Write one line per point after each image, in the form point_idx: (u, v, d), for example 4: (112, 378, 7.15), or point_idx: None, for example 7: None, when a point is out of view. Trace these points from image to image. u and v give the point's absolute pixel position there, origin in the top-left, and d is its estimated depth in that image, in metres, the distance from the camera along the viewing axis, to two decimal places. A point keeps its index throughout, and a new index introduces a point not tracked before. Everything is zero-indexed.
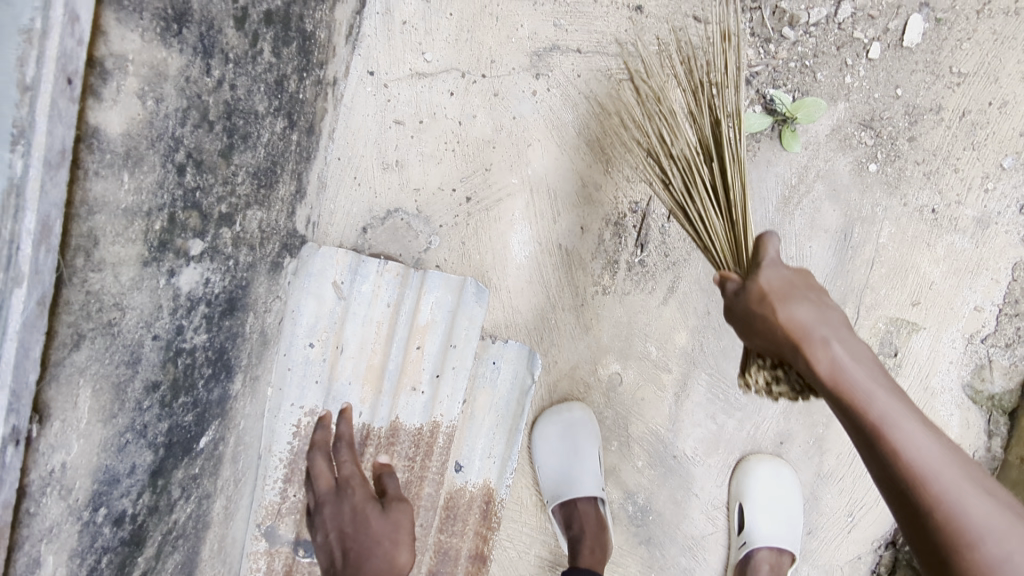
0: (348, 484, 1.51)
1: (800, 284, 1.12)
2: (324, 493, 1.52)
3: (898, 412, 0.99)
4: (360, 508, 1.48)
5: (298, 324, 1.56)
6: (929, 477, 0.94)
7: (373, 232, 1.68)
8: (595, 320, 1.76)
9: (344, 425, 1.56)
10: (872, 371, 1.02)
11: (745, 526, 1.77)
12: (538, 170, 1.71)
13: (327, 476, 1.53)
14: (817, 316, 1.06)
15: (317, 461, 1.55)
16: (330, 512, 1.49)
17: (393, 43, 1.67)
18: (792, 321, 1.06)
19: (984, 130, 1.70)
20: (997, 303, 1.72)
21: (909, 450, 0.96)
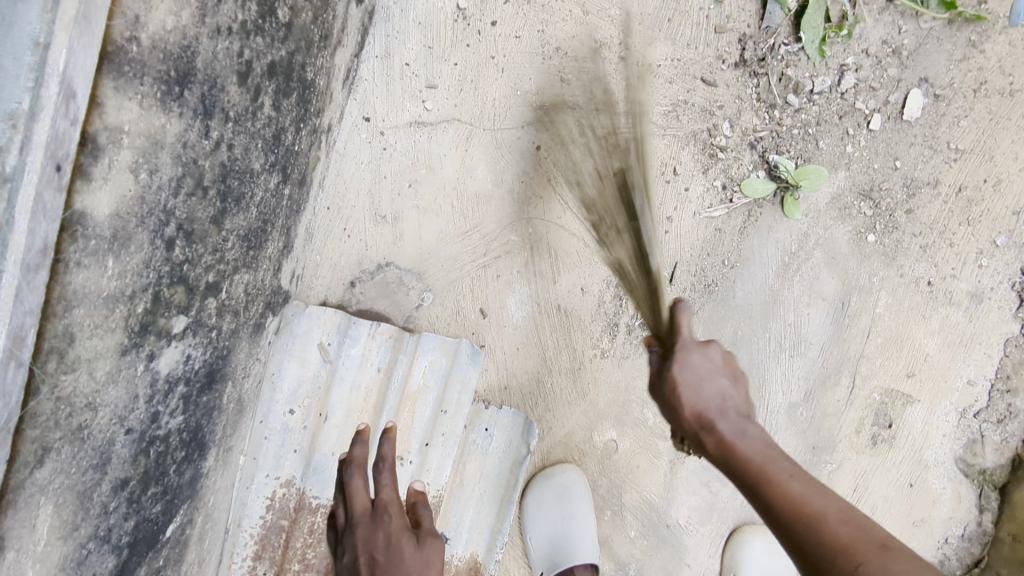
0: (387, 507, 1.21)
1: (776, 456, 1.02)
2: (357, 514, 1.22)
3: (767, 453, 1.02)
4: (398, 539, 1.18)
5: (277, 388, 1.43)
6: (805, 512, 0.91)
7: (362, 286, 1.58)
8: (592, 384, 1.69)
9: (388, 445, 1.29)
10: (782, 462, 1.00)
11: None
12: (538, 228, 1.64)
13: (363, 496, 1.25)
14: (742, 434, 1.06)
15: (354, 478, 1.27)
16: (362, 535, 1.19)
17: (391, 88, 1.58)
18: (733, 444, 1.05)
19: (978, 207, 1.71)
20: (989, 378, 1.72)
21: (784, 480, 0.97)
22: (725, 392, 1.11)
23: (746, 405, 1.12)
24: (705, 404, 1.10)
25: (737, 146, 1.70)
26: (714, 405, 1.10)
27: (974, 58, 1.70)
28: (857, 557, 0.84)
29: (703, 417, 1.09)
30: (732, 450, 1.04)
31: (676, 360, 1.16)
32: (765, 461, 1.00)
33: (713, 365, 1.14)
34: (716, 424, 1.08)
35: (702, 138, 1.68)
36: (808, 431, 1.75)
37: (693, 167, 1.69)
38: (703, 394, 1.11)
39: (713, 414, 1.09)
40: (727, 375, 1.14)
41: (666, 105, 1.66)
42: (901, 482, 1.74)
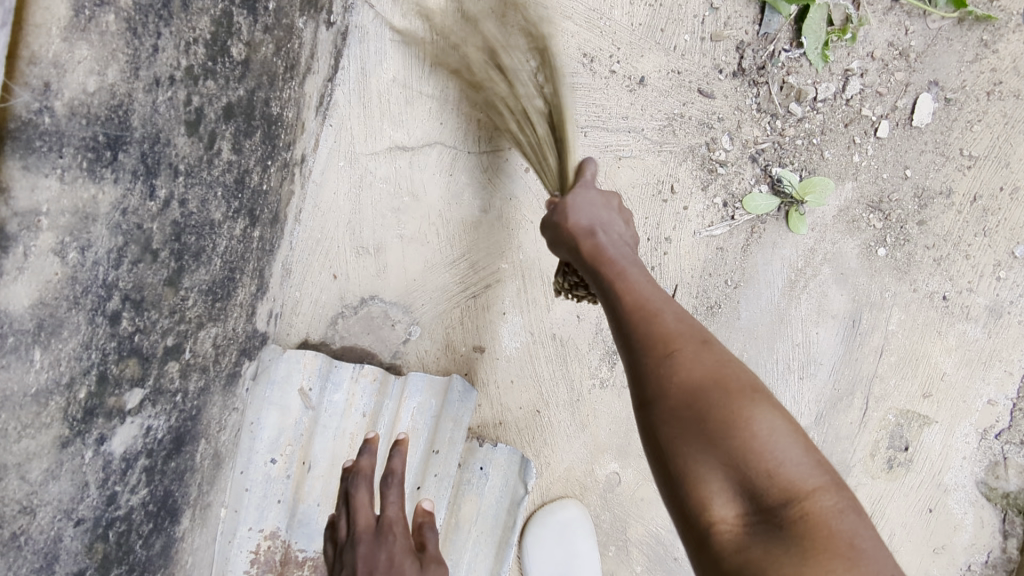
0: (392, 527, 1.19)
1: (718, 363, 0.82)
2: (360, 530, 1.18)
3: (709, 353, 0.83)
4: (401, 561, 1.15)
5: (257, 438, 1.36)
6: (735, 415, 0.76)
7: (345, 322, 1.51)
8: (592, 415, 1.61)
9: (399, 458, 1.26)
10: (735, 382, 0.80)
11: None
12: (530, 254, 1.55)
13: (368, 512, 1.20)
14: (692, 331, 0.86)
15: (359, 490, 1.22)
16: (363, 552, 1.14)
17: (369, 111, 1.49)
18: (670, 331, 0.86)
19: (995, 217, 1.61)
20: (1011, 397, 1.62)
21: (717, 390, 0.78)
22: (616, 223, 1.10)
23: (632, 240, 1.12)
24: (589, 218, 1.09)
25: (737, 159, 1.61)
26: (597, 222, 1.08)
27: (986, 58, 1.60)
28: (677, 341, 0.84)
29: (589, 227, 1.07)
30: (603, 255, 1.02)
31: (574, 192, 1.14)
32: (619, 262, 1.00)
33: (605, 204, 1.13)
34: (596, 237, 1.06)
35: (701, 153, 1.59)
36: (821, 455, 1.68)
37: (691, 184, 1.60)
38: (587, 211, 1.10)
39: (595, 228, 1.07)
40: (603, 207, 1.12)
41: (661, 120, 1.57)
42: (920, 506, 1.65)
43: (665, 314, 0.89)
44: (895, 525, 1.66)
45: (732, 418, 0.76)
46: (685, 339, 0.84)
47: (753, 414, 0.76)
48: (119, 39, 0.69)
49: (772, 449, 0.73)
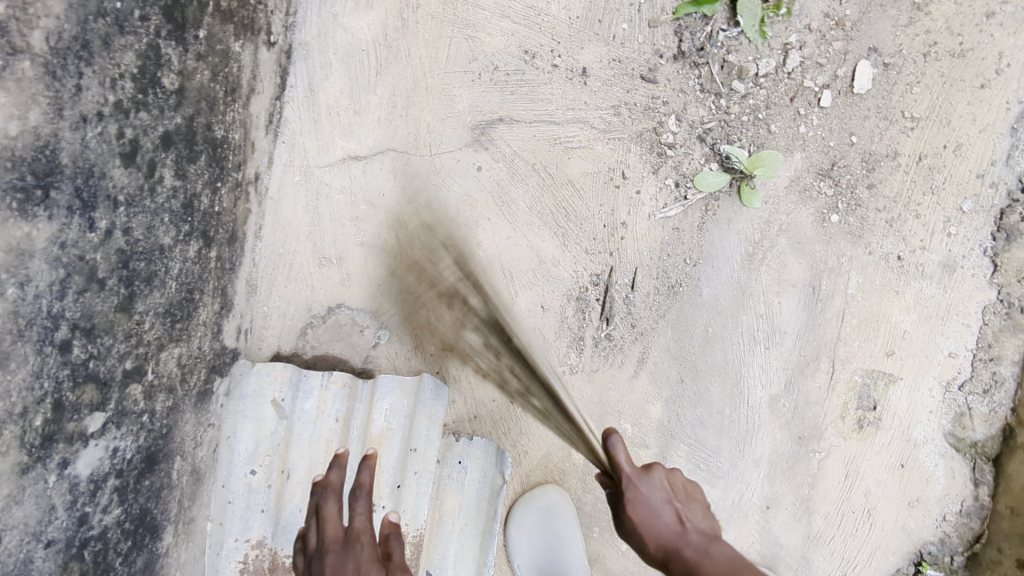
0: (360, 535, 1.09)
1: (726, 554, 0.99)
2: (330, 540, 1.09)
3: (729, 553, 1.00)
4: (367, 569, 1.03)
5: (235, 451, 1.40)
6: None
7: (315, 332, 1.55)
8: (565, 402, 1.65)
9: (368, 471, 1.20)
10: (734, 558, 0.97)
11: None
12: (489, 250, 1.58)
13: (337, 523, 1.12)
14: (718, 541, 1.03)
15: (329, 502, 1.15)
16: (329, 564, 1.04)
17: (320, 125, 1.52)
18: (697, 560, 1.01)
19: (942, 174, 1.64)
20: (970, 348, 1.65)
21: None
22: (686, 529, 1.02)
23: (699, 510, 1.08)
24: (654, 529, 1.04)
25: (685, 141, 1.64)
26: (673, 536, 1.02)
27: (920, 21, 1.63)
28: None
29: (667, 549, 1.02)
30: (681, 555, 1.03)
31: (626, 496, 1.09)
32: (728, 565, 0.95)
33: (661, 492, 1.08)
34: (681, 551, 1.00)
35: (649, 137, 1.62)
36: (793, 421, 1.72)
37: (643, 168, 1.63)
38: (660, 527, 1.03)
39: (676, 543, 1.01)
40: (674, 497, 1.08)
41: (607, 109, 1.59)
42: (892, 463, 1.70)
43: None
44: (869, 483, 1.71)
45: None
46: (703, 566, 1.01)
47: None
48: (38, 84, 0.77)
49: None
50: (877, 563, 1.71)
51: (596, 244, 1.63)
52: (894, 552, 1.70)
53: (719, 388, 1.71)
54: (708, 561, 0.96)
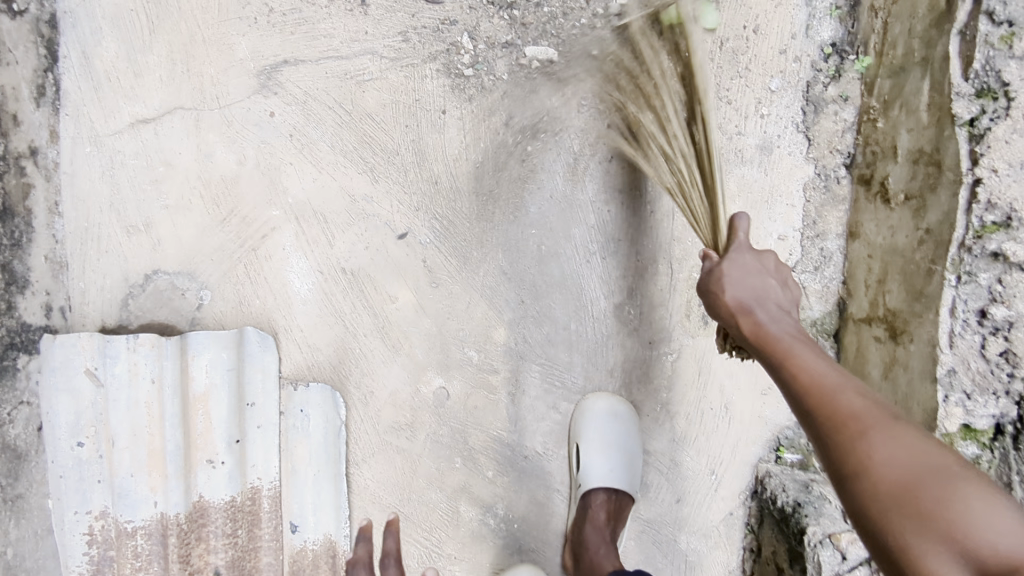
0: None
1: (803, 344, 1.06)
2: None
3: (810, 355, 1.03)
4: None
5: (56, 427, 1.42)
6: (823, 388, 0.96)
7: (135, 301, 1.55)
8: (403, 338, 1.65)
9: (391, 539, 1.46)
10: (828, 362, 1.01)
11: (581, 468, 1.65)
12: (298, 196, 1.58)
13: None
14: (793, 336, 1.07)
15: None
16: None
17: (102, 94, 1.52)
18: (783, 350, 1.05)
19: (745, 56, 1.60)
20: (798, 228, 1.62)
21: (805, 369, 1.00)
22: (775, 290, 1.16)
23: (788, 301, 1.17)
24: (746, 293, 1.14)
25: (484, 58, 1.60)
26: (753, 296, 1.14)
27: None
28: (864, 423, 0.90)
29: (744, 304, 1.14)
30: (764, 334, 1.09)
31: (729, 256, 1.19)
32: (788, 351, 1.04)
33: (764, 266, 1.18)
34: (756, 312, 1.12)
35: (444, 60, 1.60)
36: (641, 327, 1.70)
37: (445, 92, 1.60)
38: (750, 283, 1.15)
39: (752, 303, 1.13)
40: (777, 283, 1.17)
41: (395, 37, 1.58)
42: None
43: (811, 389, 0.98)
44: (721, 377, 1.70)
45: (840, 421, 0.92)
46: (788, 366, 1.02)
47: (957, 494, 0.79)
48: None
49: (988, 525, 0.75)
50: (740, 456, 1.71)
51: (408, 176, 1.61)
52: (753, 442, 1.70)
53: (562, 303, 1.68)
54: (762, 333, 1.09)
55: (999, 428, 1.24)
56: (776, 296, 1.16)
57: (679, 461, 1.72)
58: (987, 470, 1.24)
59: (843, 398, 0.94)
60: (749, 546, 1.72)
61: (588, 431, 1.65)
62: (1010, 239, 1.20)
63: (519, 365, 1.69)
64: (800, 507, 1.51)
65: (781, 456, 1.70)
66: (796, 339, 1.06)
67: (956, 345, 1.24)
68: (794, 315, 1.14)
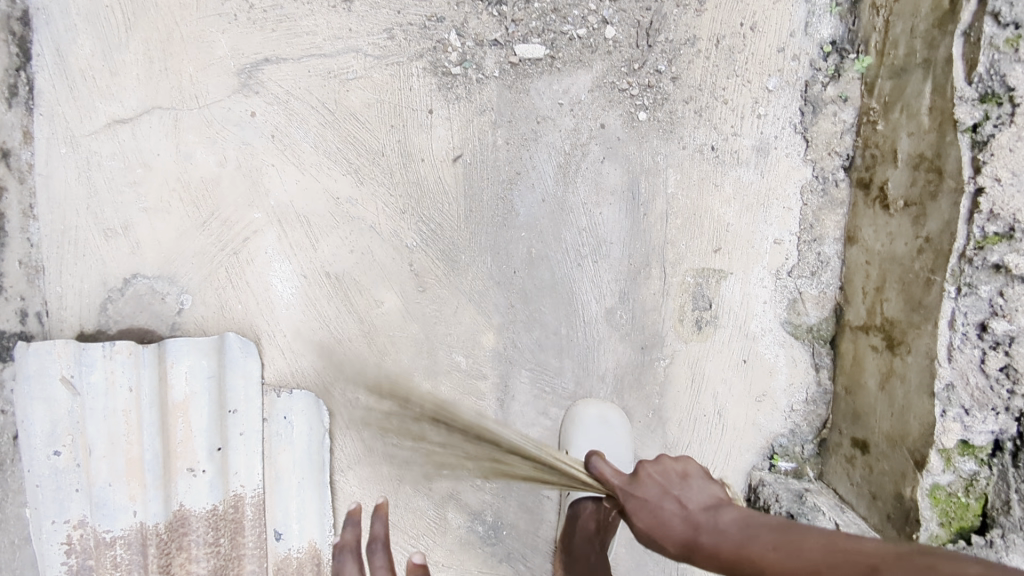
0: None
1: (734, 524, 0.88)
2: None
3: (717, 530, 0.88)
4: None
5: (32, 435, 1.39)
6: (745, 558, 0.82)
7: (115, 306, 1.52)
8: (389, 343, 1.60)
9: (379, 523, 1.14)
10: (739, 523, 0.87)
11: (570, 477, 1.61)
12: (280, 198, 1.54)
13: None
14: (709, 521, 0.90)
15: (346, 565, 1.13)
16: None
17: (77, 92, 1.49)
18: (712, 545, 0.87)
19: (743, 54, 1.55)
20: (794, 232, 1.58)
21: (721, 544, 0.85)
22: (682, 500, 0.95)
23: (712, 493, 0.96)
24: (650, 518, 0.96)
25: (473, 56, 1.55)
26: (682, 520, 0.93)
27: None
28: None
29: (690, 527, 0.91)
30: (720, 554, 0.85)
31: (628, 507, 1.00)
32: (723, 542, 0.86)
33: (696, 475, 0.99)
34: (699, 540, 0.89)
35: (431, 58, 1.55)
36: (633, 332, 1.63)
37: (432, 91, 1.55)
38: (662, 512, 0.96)
39: (691, 534, 0.90)
40: (676, 480, 0.98)
41: (380, 34, 1.54)
42: (735, 360, 1.62)
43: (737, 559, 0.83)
44: (716, 383, 1.63)
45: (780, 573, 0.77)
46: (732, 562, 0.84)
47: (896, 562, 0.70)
48: None
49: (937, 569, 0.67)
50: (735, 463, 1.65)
51: (393, 178, 1.57)
52: (748, 450, 1.64)
53: (552, 308, 1.62)
54: (704, 543, 0.88)
55: (997, 444, 1.21)
56: (689, 494, 0.96)
57: None
58: (984, 488, 1.22)
59: (758, 550, 0.81)
60: None
61: (577, 440, 1.60)
62: (1012, 251, 1.16)
63: (508, 370, 1.63)
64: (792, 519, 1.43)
65: (775, 465, 1.63)
66: (728, 533, 0.86)
67: (955, 359, 1.20)
68: (717, 484, 0.99)
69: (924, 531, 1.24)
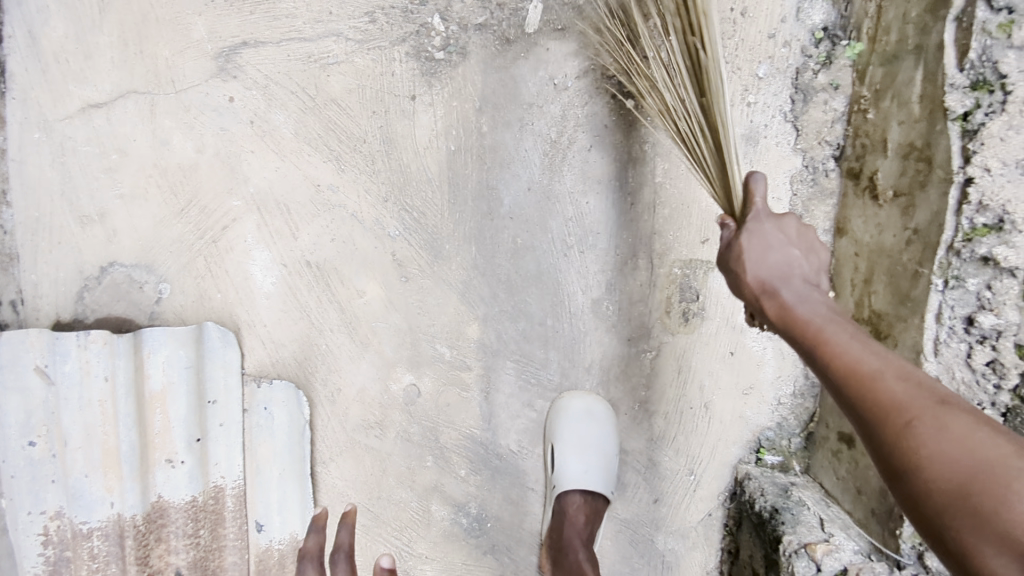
0: None
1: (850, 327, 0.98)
2: None
3: (866, 354, 0.91)
4: None
5: (5, 426, 1.36)
6: (897, 400, 0.85)
7: (91, 294, 1.49)
8: (371, 333, 1.58)
9: (344, 531, 1.04)
10: (873, 348, 0.92)
11: (555, 468, 1.58)
12: (259, 185, 1.52)
13: None
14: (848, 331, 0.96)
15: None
16: None
17: (50, 76, 1.46)
18: (852, 363, 0.90)
19: (732, 39, 1.51)
20: None
21: (881, 374, 0.88)
22: (796, 273, 1.06)
23: (812, 272, 1.08)
24: (769, 272, 1.06)
25: (457, 41, 1.52)
26: (779, 272, 1.06)
27: None
28: (910, 413, 0.83)
29: (767, 284, 1.06)
30: (823, 337, 0.96)
31: (749, 231, 1.10)
32: (828, 317, 0.99)
33: (786, 236, 1.08)
34: (780, 292, 1.05)
35: (413, 42, 1.51)
36: (619, 324, 1.60)
37: (414, 76, 1.52)
38: (771, 262, 1.07)
39: (776, 282, 1.06)
40: (803, 249, 1.08)
41: (361, 18, 1.50)
42: (722, 352, 1.60)
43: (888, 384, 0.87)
44: (703, 376, 1.60)
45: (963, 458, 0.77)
46: (903, 405, 0.84)
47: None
48: None
49: None
50: (722, 455, 1.63)
51: (375, 165, 1.54)
52: (734, 443, 1.62)
53: (537, 299, 1.59)
54: (804, 314, 1.00)
55: None
56: (808, 265, 1.08)
57: (657, 461, 1.65)
58: None
59: (939, 412, 0.82)
60: (727, 548, 1.65)
61: (562, 431, 1.57)
62: (1001, 243, 1.13)
63: (492, 361, 1.60)
64: (777, 513, 1.46)
65: (761, 458, 1.61)
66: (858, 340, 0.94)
67: (940, 354, 1.19)
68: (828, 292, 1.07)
69: (907, 527, 1.28)
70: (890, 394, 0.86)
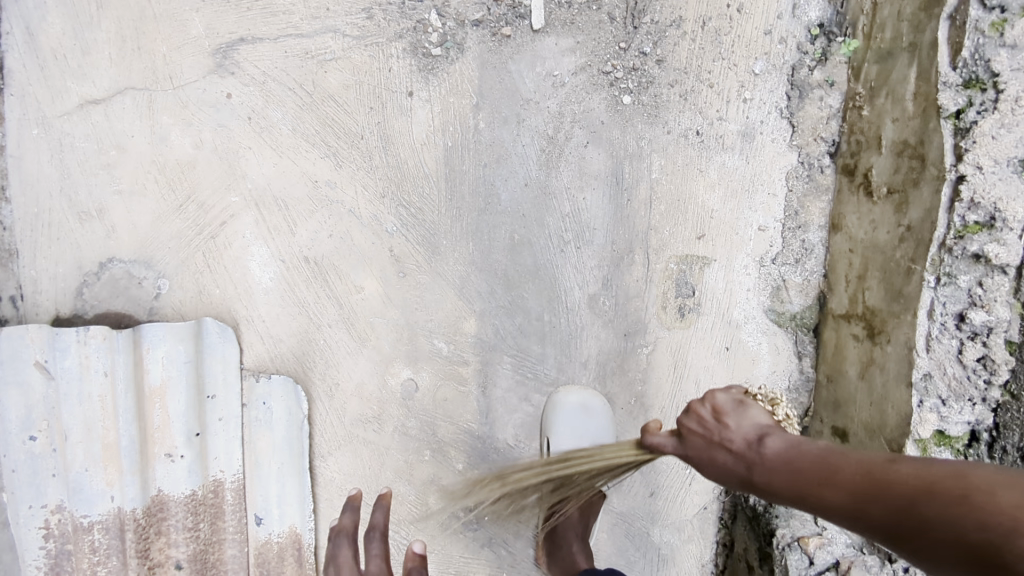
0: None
1: (803, 453, 0.84)
2: None
3: (807, 465, 0.82)
4: None
5: (6, 421, 1.36)
6: (868, 495, 0.74)
7: (90, 290, 1.50)
8: (369, 329, 1.59)
9: (380, 512, 1.15)
10: (809, 456, 0.83)
11: None
12: (257, 180, 1.52)
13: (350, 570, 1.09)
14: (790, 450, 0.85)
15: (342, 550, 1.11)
16: None
17: (48, 72, 1.47)
18: (806, 487, 0.80)
19: (728, 36, 1.52)
20: (779, 219, 1.56)
21: (835, 484, 0.77)
22: (751, 443, 0.88)
23: (750, 424, 0.91)
24: (733, 452, 0.89)
25: (454, 37, 1.52)
26: (737, 459, 0.89)
27: None
28: (882, 501, 0.72)
29: (738, 470, 0.89)
30: (796, 490, 0.81)
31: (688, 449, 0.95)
32: (789, 465, 0.83)
33: (713, 420, 0.93)
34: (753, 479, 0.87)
35: (411, 38, 1.52)
36: (616, 319, 1.61)
37: (411, 72, 1.53)
38: (720, 455, 0.91)
39: (743, 471, 0.88)
40: (727, 416, 0.93)
41: (359, 15, 1.51)
42: (718, 347, 1.60)
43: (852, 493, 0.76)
44: (699, 371, 1.61)
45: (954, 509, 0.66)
46: (873, 503, 0.73)
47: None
48: None
49: None
50: None
51: (373, 161, 1.54)
52: None
53: (534, 295, 1.60)
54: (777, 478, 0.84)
55: (974, 434, 1.20)
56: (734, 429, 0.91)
57: None
58: None
59: (902, 478, 0.72)
60: (722, 541, 1.67)
61: (558, 427, 1.57)
62: (992, 241, 1.15)
63: (490, 356, 1.61)
64: (772, 506, 1.46)
65: None
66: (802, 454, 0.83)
67: (933, 350, 1.21)
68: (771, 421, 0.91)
69: None
70: (858, 501, 0.75)
